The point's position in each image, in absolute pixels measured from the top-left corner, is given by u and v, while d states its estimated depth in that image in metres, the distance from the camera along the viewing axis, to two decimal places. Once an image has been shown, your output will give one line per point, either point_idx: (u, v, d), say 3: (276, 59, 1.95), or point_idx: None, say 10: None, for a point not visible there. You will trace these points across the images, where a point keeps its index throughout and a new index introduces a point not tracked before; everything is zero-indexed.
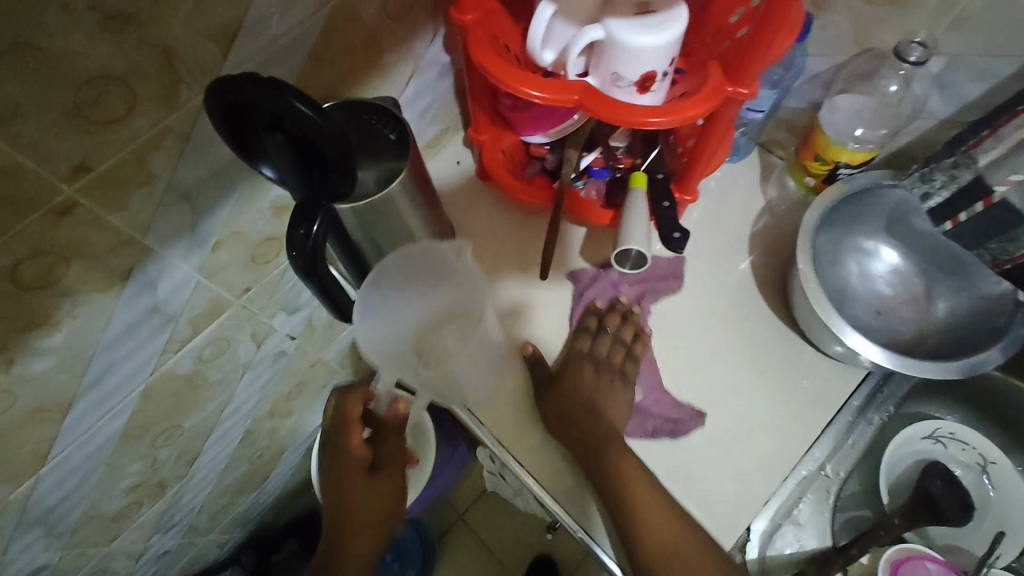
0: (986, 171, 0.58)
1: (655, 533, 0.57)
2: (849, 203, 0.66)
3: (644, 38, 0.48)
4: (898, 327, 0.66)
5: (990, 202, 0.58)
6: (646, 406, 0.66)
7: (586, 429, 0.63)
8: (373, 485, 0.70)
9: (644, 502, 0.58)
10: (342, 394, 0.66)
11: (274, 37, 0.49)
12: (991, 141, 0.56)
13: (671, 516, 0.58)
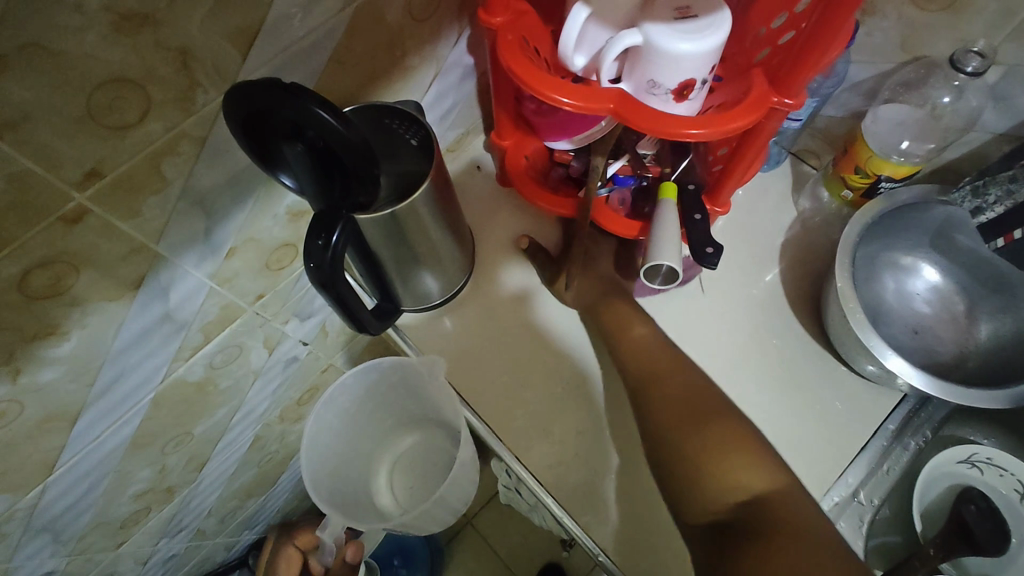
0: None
1: (648, 367, 0.63)
2: (886, 220, 0.62)
3: (684, 45, 0.45)
4: (936, 348, 0.63)
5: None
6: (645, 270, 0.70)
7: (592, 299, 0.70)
8: None
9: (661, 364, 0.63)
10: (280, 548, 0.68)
11: (295, 39, 0.46)
12: None
13: (663, 346, 0.65)
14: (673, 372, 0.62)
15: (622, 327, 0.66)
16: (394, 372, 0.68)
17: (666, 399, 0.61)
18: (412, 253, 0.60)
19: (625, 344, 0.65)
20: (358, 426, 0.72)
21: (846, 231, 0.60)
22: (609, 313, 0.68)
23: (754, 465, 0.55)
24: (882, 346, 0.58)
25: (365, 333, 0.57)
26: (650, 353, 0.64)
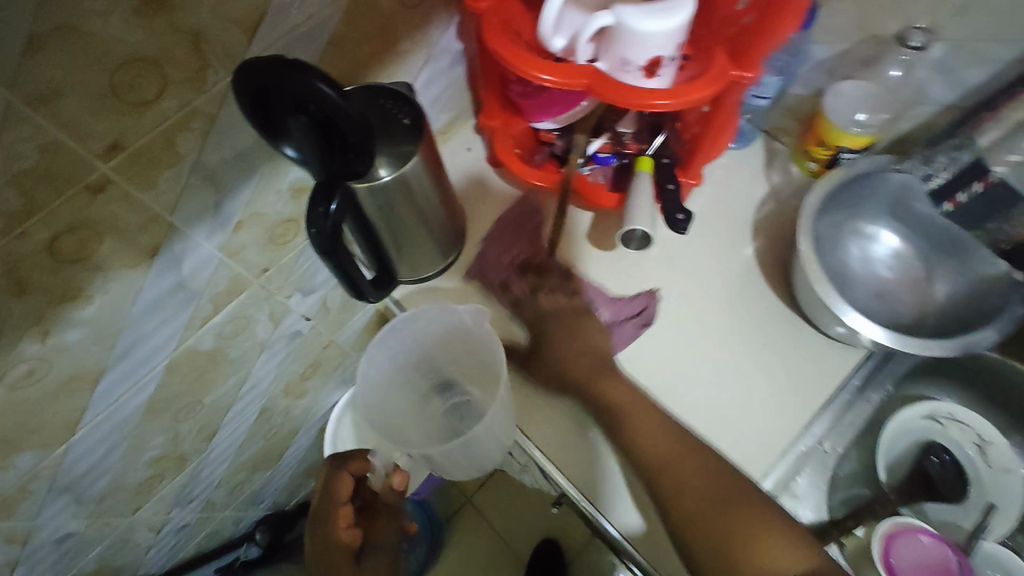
0: (987, 152, 0.62)
1: (655, 450, 0.60)
2: (850, 190, 0.67)
3: (651, 24, 0.50)
4: (899, 309, 0.67)
5: (988, 181, 0.62)
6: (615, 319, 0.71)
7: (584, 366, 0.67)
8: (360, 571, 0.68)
9: (654, 437, 0.61)
10: (338, 470, 0.67)
11: (295, 25, 0.51)
12: (991, 122, 0.60)
13: (660, 425, 0.62)
14: (683, 457, 0.60)
15: (616, 401, 0.64)
16: (439, 321, 0.66)
17: (681, 490, 0.58)
18: (406, 225, 0.65)
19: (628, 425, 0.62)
20: (406, 378, 0.70)
21: (809, 199, 0.64)
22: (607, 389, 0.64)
23: (790, 545, 0.55)
24: (844, 305, 0.63)
25: (363, 299, 0.62)
26: (659, 438, 0.61)
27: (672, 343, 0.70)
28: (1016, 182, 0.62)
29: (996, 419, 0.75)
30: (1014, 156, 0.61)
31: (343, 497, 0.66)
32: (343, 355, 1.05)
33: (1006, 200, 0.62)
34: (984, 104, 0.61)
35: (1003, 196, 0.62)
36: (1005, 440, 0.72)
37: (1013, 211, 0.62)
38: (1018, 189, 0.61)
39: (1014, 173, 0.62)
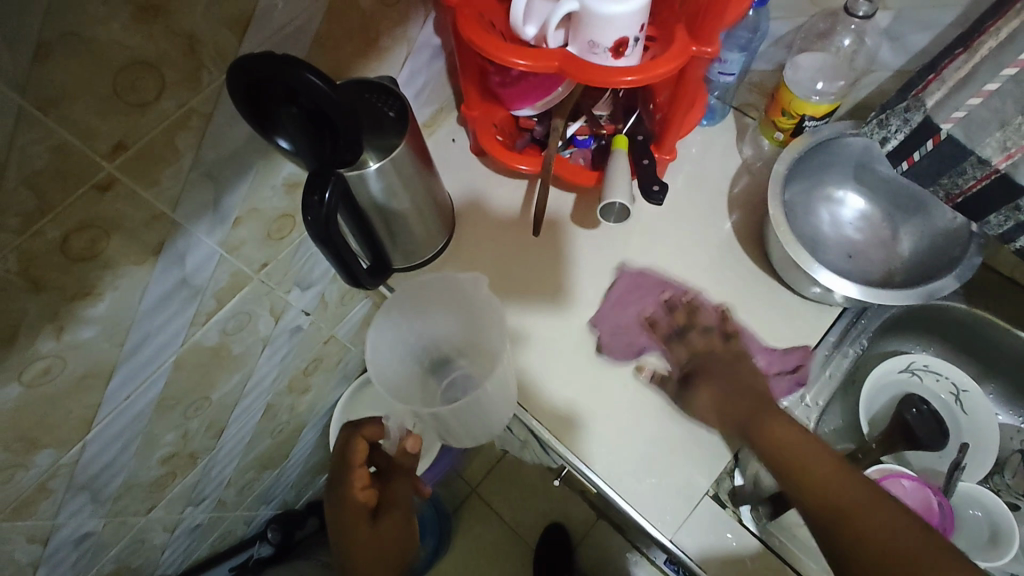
0: (933, 111, 0.59)
1: (827, 497, 0.48)
2: (814, 158, 0.71)
3: (614, 7, 0.53)
4: (871, 269, 0.71)
5: (938, 139, 0.60)
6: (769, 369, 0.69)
7: (736, 404, 0.59)
8: (379, 530, 0.68)
9: (794, 448, 0.53)
10: (352, 433, 0.69)
11: (281, 25, 0.54)
12: (935, 84, 0.59)
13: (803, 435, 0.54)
14: (866, 502, 0.46)
15: (778, 441, 0.54)
16: (440, 291, 0.67)
17: (861, 539, 0.45)
18: (397, 214, 0.68)
19: (805, 474, 0.50)
20: (410, 352, 0.70)
21: (776, 166, 0.68)
22: (766, 429, 0.55)
23: None
24: (817, 266, 0.66)
25: (360, 287, 0.66)
26: (828, 477, 0.49)
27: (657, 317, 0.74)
28: (963, 138, 0.58)
29: (968, 367, 0.79)
30: (958, 112, 0.57)
31: (358, 460, 0.69)
32: (342, 350, 1.08)
33: (957, 157, 0.60)
34: (929, 66, 0.60)
35: (957, 153, 0.59)
36: (978, 388, 0.76)
37: (965, 163, 0.59)
38: (966, 144, 0.58)
39: (961, 130, 0.58)
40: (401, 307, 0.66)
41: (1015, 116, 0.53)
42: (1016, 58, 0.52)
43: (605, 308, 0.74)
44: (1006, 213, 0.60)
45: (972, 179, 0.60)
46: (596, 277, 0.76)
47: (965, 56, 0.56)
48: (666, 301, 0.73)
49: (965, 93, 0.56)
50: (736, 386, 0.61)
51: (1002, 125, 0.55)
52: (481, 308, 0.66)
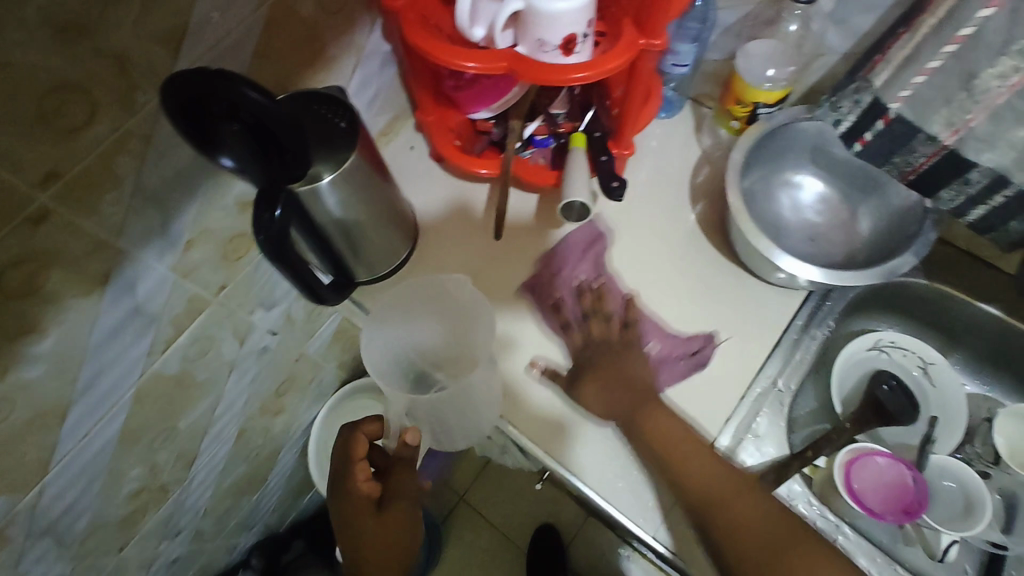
0: (882, 92, 0.60)
1: (703, 489, 0.61)
2: (767, 146, 0.71)
3: (559, 4, 0.52)
4: (834, 249, 0.72)
5: (888, 120, 0.60)
6: (664, 355, 0.70)
7: (617, 400, 0.65)
8: (384, 522, 0.63)
9: (685, 458, 0.61)
10: (352, 430, 0.64)
11: (218, 39, 0.52)
12: (881, 64, 0.59)
13: (685, 433, 0.63)
14: (733, 492, 0.61)
15: (663, 438, 0.62)
16: (429, 291, 0.66)
17: (736, 528, 0.59)
18: (356, 227, 0.66)
19: (677, 463, 0.61)
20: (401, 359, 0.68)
21: (732, 154, 0.68)
22: (649, 424, 0.63)
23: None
24: (780, 252, 0.66)
25: (324, 303, 0.65)
26: (708, 473, 0.61)
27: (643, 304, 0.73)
28: (913, 117, 0.58)
29: (932, 340, 0.81)
30: (906, 91, 0.58)
31: (360, 453, 0.63)
32: (314, 368, 1.06)
33: (909, 135, 0.60)
34: (875, 49, 0.61)
35: (907, 131, 0.60)
36: (944, 360, 0.77)
37: (914, 142, 0.60)
38: (917, 123, 0.58)
39: (910, 109, 0.58)
40: (393, 309, 0.65)
41: (959, 91, 0.55)
42: (958, 33, 0.53)
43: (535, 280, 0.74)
44: (955, 189, 0.61)
45: (923, 156, 0.60)
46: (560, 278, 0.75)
47: (909, 35, 0.56)
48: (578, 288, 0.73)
49: (911, 71, 0.57)
50: (622, 379, 0.66)
51: (948, 100, 0.56)
52: (471, 309, 0.66)
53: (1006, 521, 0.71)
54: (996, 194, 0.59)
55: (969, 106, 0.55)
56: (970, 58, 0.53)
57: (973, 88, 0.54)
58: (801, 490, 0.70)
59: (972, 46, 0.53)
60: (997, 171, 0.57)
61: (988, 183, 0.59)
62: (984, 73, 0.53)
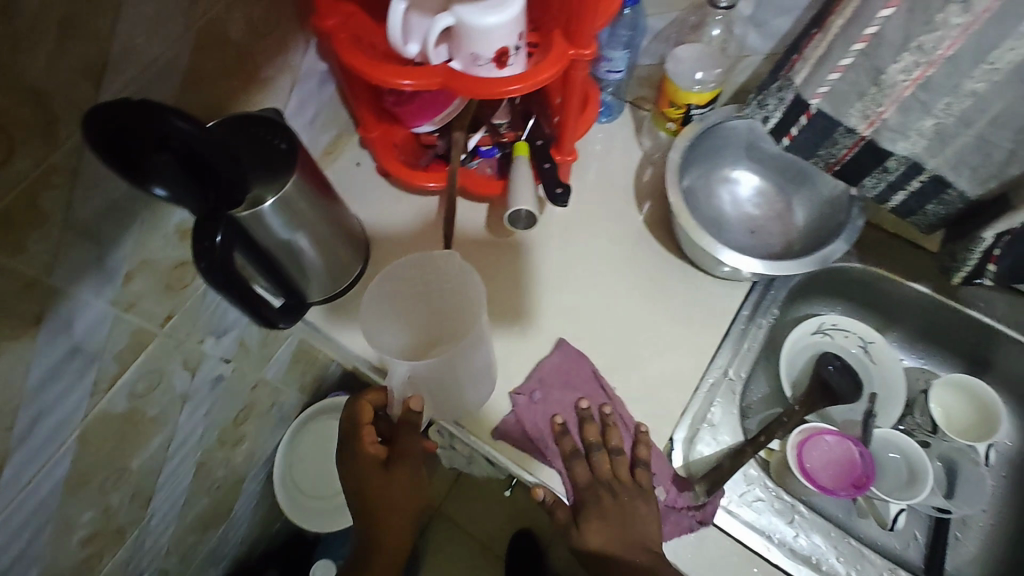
0: (802, 88, 0.59)
1: None
2: (705, 145, 0.74)
3: (488, 19, 0.53)
4: (772, 241, 0.75)
5: (810, 114, 0.60)
6: (670, 503, 0.66)
7: (623, 553, 0.61)
8: (392, 477, 0.68)
9: None
10: (356, 399, 0.69)
11: (145, 65, 0.50)
12: (800, 63, 0.59)
13: None
14: None
15: None
16: (420, 269, 0.64)
17: None
18: (304, 248, 0.66)
19: None
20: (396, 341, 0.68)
21: (670, 155, 0.71)
22: None
23: None
24: (721, 247, 0.69)
25: (278, 327, 0.63)
26: None
27: (599, 302, 0.75)
28: (832, 112, 0.58)
29: (870, 320, 0.85)
30: (822, 87, 0.57)
31: (366, 419, 0.69)
32: (274, 392, 1.04)
33: (829, 129, 0.60)
34: (795, 47, 0.62)
35: (828, 125, 0.60)
36: (882, 337, 0.81)
37: (836, 135, 0.60)
38: (837, 116, 0.59)
39: (829, 104, 0.58)
40: (385, 289, 0.64)
41: (869, 86, 0.54)
42: (862, 33, 0.52)
43: (528, 402, 0.69)
44: (877, 177, 0.63)
45: (844, 147, 0.61)
46: (512, 285, 0.76)
47: (823, 33, 0.56)
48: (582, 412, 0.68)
49: (824, 71, 0.56)
50: (627, 535, 0.61)
51: (860, 95, 0.56)
52: (461, 283, 0.64)
53: (947, 486, 0.75)
54: (913, 179, 0.61)
55: (879, 100, 0.55)
56: (876, 55, 0.52)
57: (882, 83, 0.53)
58: (758, 474, 0.72)
59: (876, 46, 0.52)
60: (912, 159, 0.59)
61: (905, 170, 0.60)
62: (890, 69, 0.52)
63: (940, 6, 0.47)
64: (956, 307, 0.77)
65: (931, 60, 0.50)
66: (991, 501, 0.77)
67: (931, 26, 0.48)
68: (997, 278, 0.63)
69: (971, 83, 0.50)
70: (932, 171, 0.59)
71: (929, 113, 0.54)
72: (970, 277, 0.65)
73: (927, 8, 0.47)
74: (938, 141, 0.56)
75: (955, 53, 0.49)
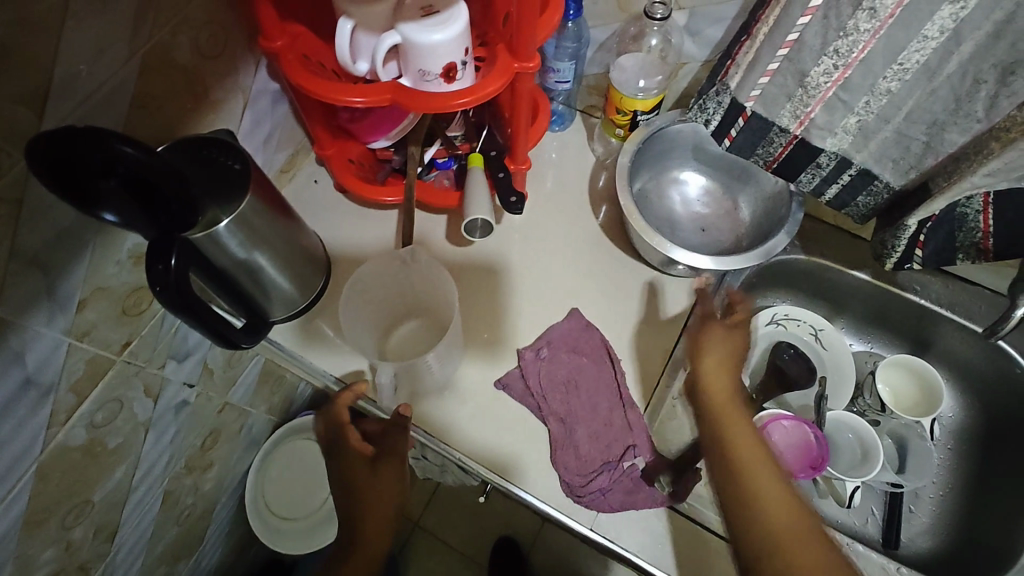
0: (737, 92, 0.62)
1: (738, 443, 0.61)
2: (653, 149, 0.78)
3: (432, 36, 0.55)
4: (722, 237, 0.79)
5: (746, 116, 0.63)
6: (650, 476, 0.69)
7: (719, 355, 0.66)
8: (377, 471, 0.69)
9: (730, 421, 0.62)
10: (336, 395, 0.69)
11: (89, 92, 0.50)
12: (733, 69, 0.61)
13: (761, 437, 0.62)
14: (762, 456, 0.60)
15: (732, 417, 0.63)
16: (397, 261, 0.68)
17: (744, 475, 0.58)
18: (264, 266, 0.65)
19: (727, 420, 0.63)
20: (371, 330, 0.71)
21: (620, 158, 0.73)
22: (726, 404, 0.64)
23: None
24: (673, 247, 0.72)
25: (238, 347, 0.63)
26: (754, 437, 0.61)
27: (562, 303, 0.78)
28: (766, 113, 0.61)
29: (820, 309, 0.89)
30: (755, 91, 0.60)
31: (345, 418, 0.69)
32: (242, 414, 1.03)
33: (764, 129, 0.63)
34: (728, 51, 0.64)
35: (763, 126, 0.63)
36: (833, 326, 0.84)
37: (771, 135, 0.63)
38: (770, 116, 0.62)
39: (762, 106, 0.61)
40: (363, 278, 0.67)
41: (796, 89, 0.57)
42: (784, 39, 0.55)
43: (534, 357, 0.73)
44: (811, 172, 0.66)
45: (780, 146, 0.64)
46: (478, 292, 0.78)
47: (750, 41, 0.58)
48: (601, 359, 0.74)
49: (754, 74, 0.59)
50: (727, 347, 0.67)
51: (790, 97, 0.59)
52: (434, 273, 0.69)
53: (898, 461, 0.80)
54: (844, 173, 0.65)
55: (807, 102, 0.58)
56: (799, 59, 0.55)
57: (807, 85, 0.57)
58: None
59: (800, 50, 0.55)
60: (840, 155, 0.63)
61: (836, 165, 0.64)
62: (812, 72, 0.55)
63: (850, 13, 0.50)
64: (897, 292, 0.81)
65: (848, 63, 0.53)
66: (938, 474, 0.82)
67: (844, 32, 0.51)
68: (924, 261, 0.67)
69: (885, 82, 0.54)
70: (860, 164, 0.64)
71: (851, 111, 0.58)
72: (900, 263, 0.68)
73: (838, 16, 0.51)
74: (861, 136, 0.60)
75: (868, 55, 0.52)
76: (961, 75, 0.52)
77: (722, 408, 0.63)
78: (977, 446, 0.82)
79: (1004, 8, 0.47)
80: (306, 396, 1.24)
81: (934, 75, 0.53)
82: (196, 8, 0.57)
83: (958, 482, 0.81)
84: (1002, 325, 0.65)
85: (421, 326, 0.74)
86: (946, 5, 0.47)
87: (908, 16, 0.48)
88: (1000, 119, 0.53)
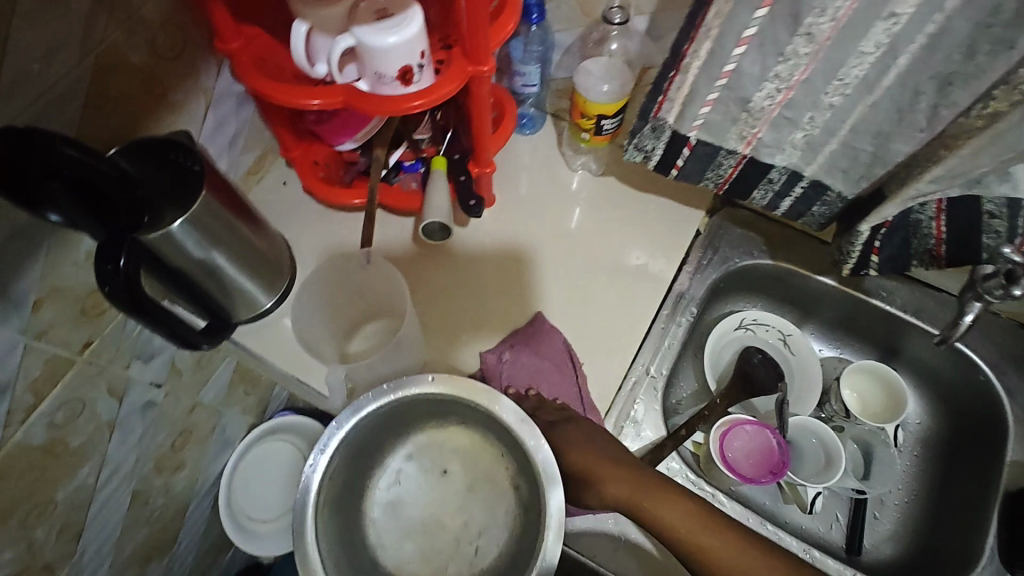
0: (677, 124, 0.61)
1: (675, 528, 0.60)
2: (341, 477, 0.64)
3: (384, 37, 0.54)
4: (484, 501, 0.67)
5: (691, 146, 0.63)
6: None
7: (596, 455, 0.65)
8: None
9: (663, 517, 0.61)
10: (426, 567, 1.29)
11: (41, 92, 0.50)
12: (666, 104, 0.60)
13: (705, 519, 0.61)
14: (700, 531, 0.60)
15: (651, 503, 0.62)
16: (353, 263, 0.70)
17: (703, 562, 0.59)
18: (227, 268, 0.65)
19: (649, 511, 0.61)
20: (335, 327, 0.74)
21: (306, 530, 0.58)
22: (630, 491, 0.62)
23: None
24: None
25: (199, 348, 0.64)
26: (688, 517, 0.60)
27: (525, 304, 0.78)
28: (710, 138, 0.62)
29: (789, 314, 0.89)
30: (697, 121, 0.60)
31: None
32: (215, 415, 1.03)
33: (711, 155, 0.64)
34: (653, 89, 0.60)
35: (710, 152, 0.64)
36: (800, 330, 0.85)
37: (719, 159, 0.64)
38: (715, 142, 0.62)
39: (704, 134, 0.61)
40: (316, 280, 0.69)
41: (740, 114, 0.58)
42: (721, 70, 0.54)
43: (497, 360, 0.72)
44: (764, 188, 0.67)
45: (729, 168, 0.65)
46: (444, 292, 0.78)
47: (680, 76, 0.56)
48: (569, 357, 0.73)
49: (694, 107, 0.58)
50: (595, 440, 0.65)
51: (734, 122, 0.59)
52: (390, 276, 0.70)
53: (863, 468, 0.80)
54: (796, 186, 0.66)
55: (752, 123, 0.59)
56: (739, 88, 0.55)
57: (751, 109, 0.57)
58: (681, 466, 0.76)
59: (737, 81, 0.54)
60: (791, 170, 0.64)
61: (787, 179, 0.65)
62: (755, 97, 0.55)
63: (787, 40, 0.49)
64: (861, 296, 0.81)
65: (790, 85, 0.54)
66: (903, 482, 0.82)
67: (784, 57, 0.51)
68: (880, 267, 0.69)
69: (827, 99, 0.55)
70: (810, 178, 0.65)
71: (797, 128, 0.58)
72: (857, 268, 0.69)
73: (776, 43, 0.50)
74: (810, 150, 0.61)
75: (809, 76, 0.52)
76: (900, 87, 0.53)
77: (638, 499, 0.62)
78: (944, 455, 0.82)
79: (936, 22, 0.46)
80: (283, 398, 1.25)
81: (873, 88, 0.53)
82: (150, 9, 0.58)
83: (923, 491, 0.81)
84: (953, 331, 0.67)
85: (384, 327, 0.74)
86: (879, 22, 0.47)
87: (846, 32, 0.48)
88: (944, 127, 0.54)
